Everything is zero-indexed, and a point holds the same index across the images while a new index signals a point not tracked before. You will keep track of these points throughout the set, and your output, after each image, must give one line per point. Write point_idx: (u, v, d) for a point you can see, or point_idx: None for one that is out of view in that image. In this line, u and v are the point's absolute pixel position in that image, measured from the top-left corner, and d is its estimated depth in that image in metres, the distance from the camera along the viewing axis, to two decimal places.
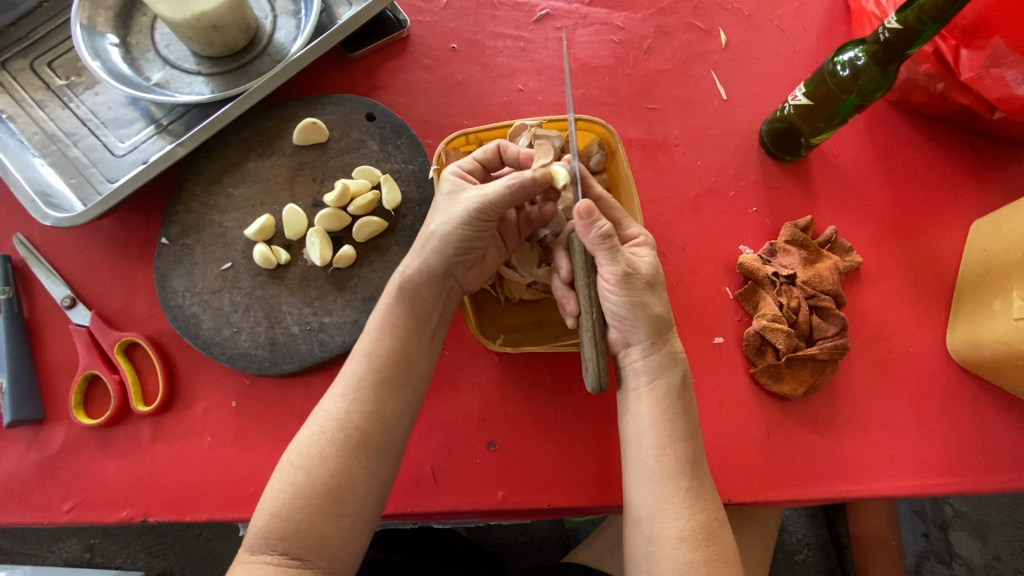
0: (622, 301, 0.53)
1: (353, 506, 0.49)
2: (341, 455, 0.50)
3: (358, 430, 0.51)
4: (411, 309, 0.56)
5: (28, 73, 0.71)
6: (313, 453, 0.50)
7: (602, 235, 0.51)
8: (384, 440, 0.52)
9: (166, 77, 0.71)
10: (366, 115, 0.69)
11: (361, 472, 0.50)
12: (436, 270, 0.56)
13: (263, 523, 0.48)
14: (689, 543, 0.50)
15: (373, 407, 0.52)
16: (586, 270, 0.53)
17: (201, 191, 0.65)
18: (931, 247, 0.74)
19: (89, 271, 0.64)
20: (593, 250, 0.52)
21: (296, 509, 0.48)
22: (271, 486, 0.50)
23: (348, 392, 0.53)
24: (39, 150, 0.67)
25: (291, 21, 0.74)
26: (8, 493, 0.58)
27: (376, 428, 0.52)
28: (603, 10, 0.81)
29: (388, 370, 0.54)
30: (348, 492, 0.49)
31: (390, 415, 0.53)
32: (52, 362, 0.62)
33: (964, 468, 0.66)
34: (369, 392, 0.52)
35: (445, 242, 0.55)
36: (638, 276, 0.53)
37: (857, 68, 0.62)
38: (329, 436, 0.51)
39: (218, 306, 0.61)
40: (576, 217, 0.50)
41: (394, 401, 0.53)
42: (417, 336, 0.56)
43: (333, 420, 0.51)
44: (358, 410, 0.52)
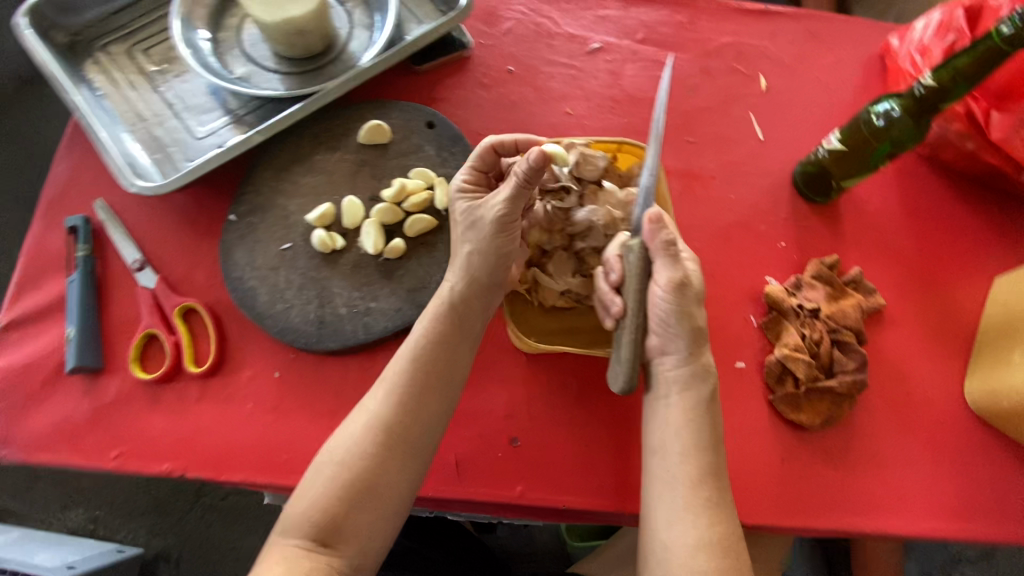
0: (670, 307, 0.56)
1: (386, 501, 0.54)
2: (380, 452, 0.54)
3: (398, 431, 0.55)
4: (450, 321, 0.60)
5: (126, 58, 0.79)
6: (351, 449, 0.54)
7: (666, 242, 0.56)
8: (419, 441, 0.56)
9: (247, 73, 0.78)
10: (426, 123, 0.74)
11: (395, 470, 0.54)
12: (472, 281, 0.61)
13: (302, 511, 0.52)
14: (705, 552, 0.51)
15: (413, 409, 0.56)
16: (639, 277, 0.55)
17: (270, 176, 0.71)
18: (953, 298, 0.76)
19: (157, 238, 0.69)
20: (654, 255, 0.57)
21: (334, 501, 0.52)
22: (308, 478, 0.54)
23: (391, 394, 0.57)
24: (127, 127, 0.74)
25: (365, 33, 0.80)
26: (61, 436, 0.62)
27: (413, 429, 0.56)
28: (651, 48, 0.86)
29: (428, 376, 0.58)
30: (383, 487, 0.54)
31: (428, 419, 0.57)
32: (115, 318, 0.66)
33: (975, 516, 0.67)
34: (409, 395, 0.57)
35: (475, 255, 0.61)
36: (690, 287, 0.57)
37: (891, 119, 0.66)
38: (370, 434, 0.55)
39: (274, 282, 0.66)
40: (646, 222, 0.55)
41: (432, 406, 0.57)
42: (458, 349, 0.60)
43: (375, 419, 0.56)
44: (399, 412, 0.56)
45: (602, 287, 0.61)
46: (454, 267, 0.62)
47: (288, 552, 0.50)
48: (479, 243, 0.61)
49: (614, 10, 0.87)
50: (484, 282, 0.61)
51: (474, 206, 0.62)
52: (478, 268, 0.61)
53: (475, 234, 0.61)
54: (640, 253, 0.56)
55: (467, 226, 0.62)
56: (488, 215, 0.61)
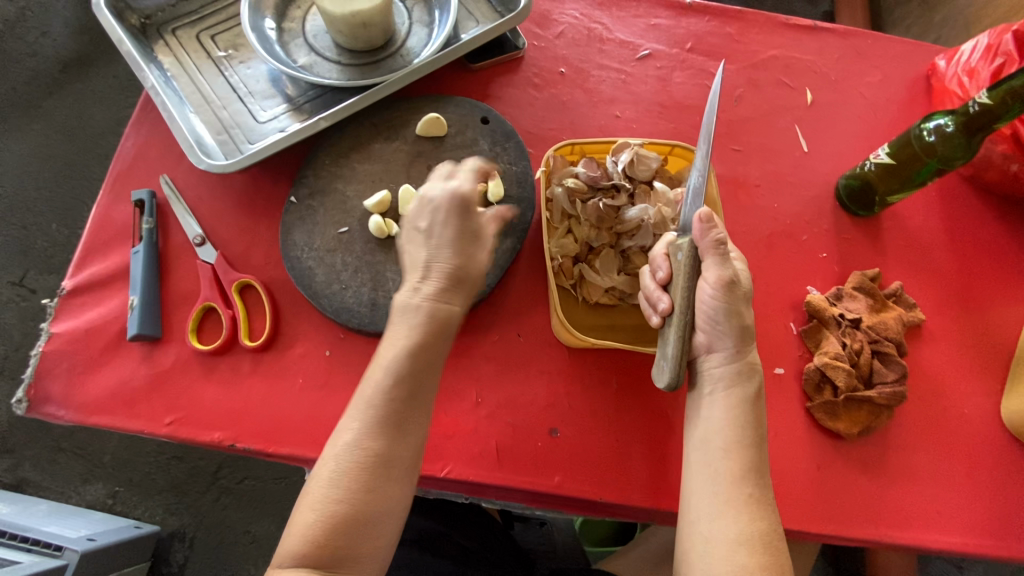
0: (719, 306, 0.57)
1: (380, 524, 0.54)
2: (365, 479, 0.54)
3: (383, 453, 0.55)
4: (428, 336, 0.57)
5: (194, 42, 0.82)
6: (338, 479, 0.53)
7: (715, 241, 0.57)
8: (401, 459, 0.55)
9: (310, 62, 0.81)
10: (481, 118, 0.76)
11: (385, 493, 0.54)
12: (446, 290, 0.57)
13: (296, 549, 0.52)
14: (747, 547, 0.52)
15: (395, 431, 0.56)
16: (688, 274, 0.57)
17: (330, 162, 0.73)
18: (992, 318, 0.77)
19: (217, 216, 0.72)
20: (702, 253, 0.58)
21: (326, 536, 0.52)
22: (300, 512, 0.53)
23: (370, 420, 0.55)
24: (194, 108, 0.77)
25: (424, 29, 0.83)
26: (118, 400, 0.64)
27: (395, 450, 0.55)
28: (700, 57, 0.88)
29: (405, 394, 0.56)
30: (375, 513, 0.54)
31: (408, 435, 0.56)
32: (174, 290, 0.69)
33: (1008, 535, 0.67)
34: (386, 418, 0.55)
35: (445, 253, 0.57)
36: (739, 286, 0.57)
37: (943, 135, 0.67)
38: (353, 463, 0.54)
39: (331, 263, 0.68)
40: (696, 221, 0.56)
41: (411, 428, 0.57)
42: (432, 362, 0.58)
43: (357, 447, 0.54)
44: (383, 436, 0.55)
45: (647, 282, 0.62)
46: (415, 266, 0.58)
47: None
48: (436, 242, 0.57)
49: (665, 19, 0.89)
50: (460, 290, 0.58)
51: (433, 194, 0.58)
52: (454, 275, 0.57)
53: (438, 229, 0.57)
54: (689, 252, 0.57)
55: (426, 218, 0.58)
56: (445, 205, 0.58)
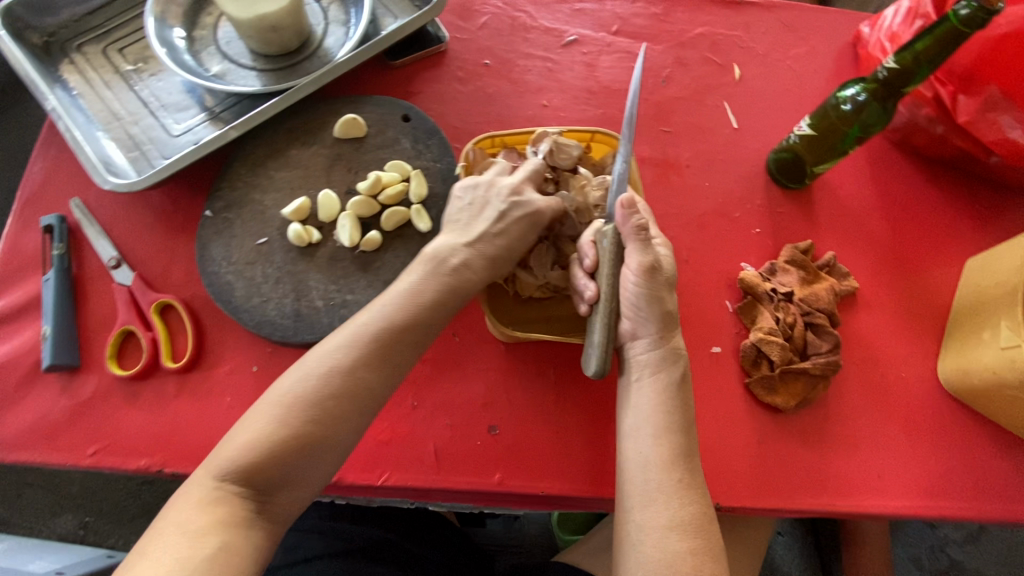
0: (640, 292, 0.57)
1: (326, 455, 0.51)
2: (331, 406, 0.51)
3: (356, 387, 0.53)
4: (435, 282, 0.58)
5: (101, 58, 0.79)
6: (302, 399, 0.51)
7: (637, 226, 0.57)
8: (372, 400, 0.54)
9: (223, 70, 0.78)
10: (401, 116, 0.75)
11: (343, 424, 0.52)
12: (481, 263, 0.60)
13: (236, 453, 0.49)
14: (677, 532, 0.52)
15: (375, 369, 0.54)
16: (613, 261, 0.56)
17: (246, 172, 0.71)
18: (926, 280, 0.77)
19: (133, 236, 0.70)
20: (626, 239, 0.57)
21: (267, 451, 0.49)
22: (248, 418, 0.51)
23: (354, 349, 0.53)
24: (103, 126, 0.74)
25: (341, 29, 0.80)
26: (38, 434, 0.62)
27: (371, 390, 0.54)
28: (627, 39, 0.87)
29: (396, 337, 0.55)
30: (327, 441, 0.51)
31: (386, 379, 0.55)
32: (92, 316, 0.66)
33: (951, 495, 0.68)
34: (369, 353, 0.54)
35: (500, 239, 0.62)
36: (661, 272, 0.58)
37: (858, 103, 0.67)
38: (324, 384, 0.52)
39: (251, 276, 0.66)
40: (619, 206, 0.57)
41: (391, 369, 0.55)
42: (433, 313, 0.58)
43: (334, 372, 0.52)
44: (360, 369, 0.53)
45: (576, 272, 0.61)
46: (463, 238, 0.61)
47: (217, 489, 0.48)
48: (507, 227, 0.62)
49: (590, 3, 0.88)
50: (488, 266, 0.61)
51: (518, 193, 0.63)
52: (491, 251, 0.61)
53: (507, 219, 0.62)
54: (614, 238, 0.56)
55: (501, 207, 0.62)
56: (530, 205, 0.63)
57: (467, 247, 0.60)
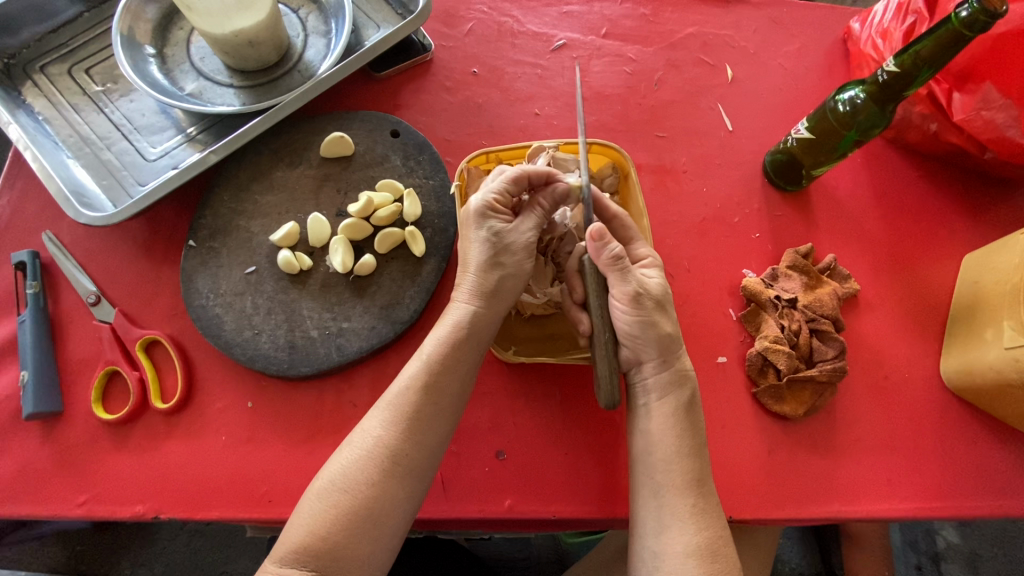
0: (633, 319, 0.56)
1: (389, 529, 0.51)
2: (383, 477, 0.51)
3: (404, 456, 0.52)
4: (464, 342, 0.57)
5: (66, 78, 0.75)
6: (354, 476, 0.51)
7: (612, 256, 0.55)
8: (423, 465, 0.53)
9: (199, 88, 0.74)
10: (390, 132, 0.72)
11: (399, 495, 0.51)
12: (497, 306, 0.58)
13: (299, 542, 0.48)
14: (694, 558, 0.51)
15: (420, 433, 0.53)
16: (598, 289, 0.57)
17: (229, 198, 0.68)
18: (926, 278, 0.77)
19: (114, 270, 0.67)
20: (604, 271, 0.56)
21: (332, 537, 0.48)
22: (307, 504, 0.51)
23: (396, 417, 0.53)
24: (72, 152, 0.70)
25: (321, 40, 0.77)
26: (23, 484, 0.59)
27: (418, 453, 0.53)
28: (616, 42, 0.85)
29: (435, 400, 0.55)
30: (386, 514, 0.51)
31: (434, 442, 0.54)
32: (72, 357, 0.63)
33: (958, 493, 0.68)
34: (415, 419, 0.53)
35: (505, 280, 0.59)
36: (647, 296, 0.56)
37: (857, 105, 0.66)
38: (374, 459, 0.52)
39: (240, 308, 0.64)
40: (588, 238, 0.55)
41: (437, 431, 0.54)
42: (467, 369, 0.57)
43: (380, 443, 0.52)
44: (406, 437, 0.53)
45: (570, 306, 0.64)
46: (468, 288, 0.58)
47: None
48: (510, 266, 0.59)
49: (577, 6, 0.86)
50: (504, 308, 0.59)
51: (503, 230, 0.59)
52: (503, 296, 0.59)
53: (505, 258, 0.59)
54: (591, 271, 0.57)
55: (488, 248, 0.58)
56: (518, 241, 0.60)
57: (485, 295, 0.58)
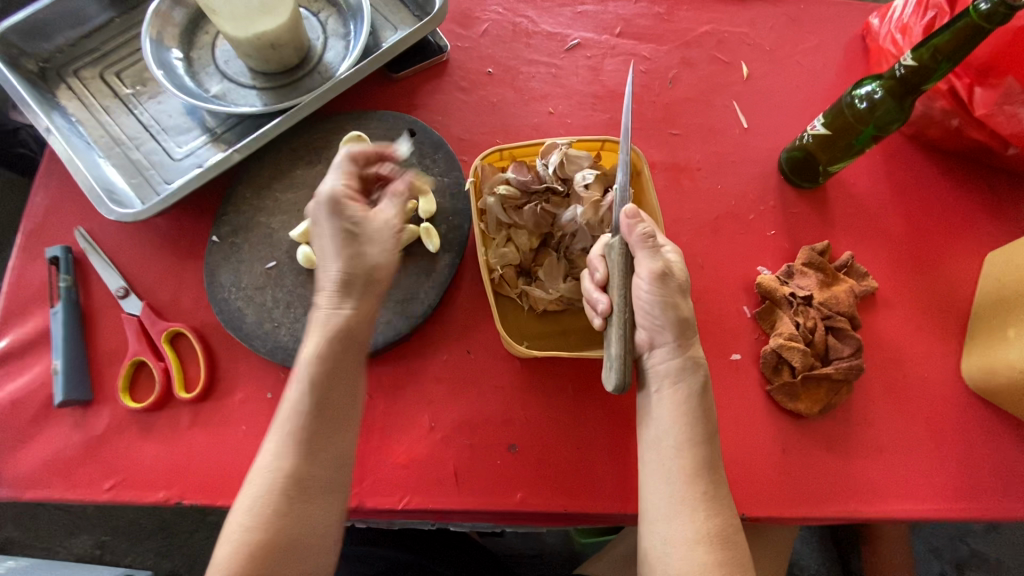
0: (655, 298, 0.56)
1: (307, 555, 0.50)
2: (284, 503, 0.51)
3: (306, 478, 0.52)
4: (341, 347, 0.55)
5: (98, 81, 0.78)
6: (268, 505, 0.50)
7: (644, 234, 0.57)
8: (328, 484, 0.53)
9: (223, 90, 0.77)
10: (406, 131, 0.74)
11: (313, 518, 0.51)
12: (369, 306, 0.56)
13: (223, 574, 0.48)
14: (704, 544, 0.52)
15: (312, 452, 0.53)
16: (623, 271, 0.58)
17: (251, 195, 0.71)
18: (947, 277, 0.75)
19: (141, 265, 0.69)
20: (633, 249, 0.58)
21: (247, 566, 0.48)
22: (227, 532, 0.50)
23: (287, 439, 0.52)
24: (104, 152, 0.73)
25: (340, 42, 0.79)
26: (53, 469, 0.62)
27: (318, 472, 0.52)
28: (631, 41, 0.85)
29: (307, 414, 0.53)
30: (306, 540, 0.51)
31: (327, 456, 0.53)
32: (102, 348, 0.66)
33: (981, 495, 0.66)
34: (295, 438, 0.52)
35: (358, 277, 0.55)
36: (672, 277, 0.57)
37: (874, 101, 0.65)
38: (285, 486, 0.51)
39: (261, 301, 0.66)
40: (622, 216, 0.58)
41: (331, 447, 0.53)
42: (346, 375, 0.55)
43: (290, 469, 0.51)
44: (307, 459, 0.52)
45: (587, 285, 0.62)
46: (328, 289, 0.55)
47: None
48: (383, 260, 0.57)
49: (591, 6, 0.87)
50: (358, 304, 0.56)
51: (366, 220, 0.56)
52: (366, 295, 0.56)
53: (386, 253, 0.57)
54: (621, 249, 0.58)
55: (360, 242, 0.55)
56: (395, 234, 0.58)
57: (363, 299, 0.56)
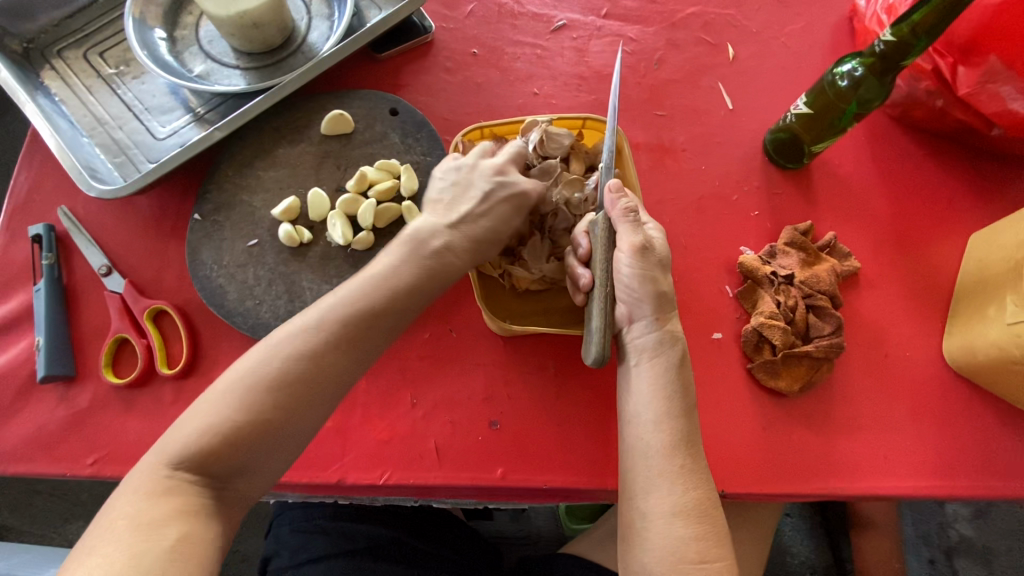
0: (635, 272, 0.57)
1: (277, 444, 0.48)
2: (280, 389, 0.48)
3: (314, 377, 0.49)
4: (416, 273, 0.55)
5: (81, 62, 0.77)
6: (262, 382, 0.48)
7: (626, 209, 0.58)
8: (329, 391, 0.50)
9: (207, 70, 0.77)
10: (390, 110, 0.74)
11: (297, 414, 0.49)
12: (464, 252, 0.58)
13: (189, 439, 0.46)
14: (682, 518, 0.52)
15: (334, 360, 0.50)
16: (607, 244, 0.58)
17: (233, 173, 0.71)
18: (930, 257, 0.75)
19: (125, 243, 0.69)
20: (615, 224, 0.58)
21: (218, 435, 0.46)
22: (207, 399, 0.48)
23: (317, 335, 0.50)
24: (87, 132, 0.73)
25: (325, 22, 0.79)
26: (37, 444, 0.62)
27: (326, 378, 0.50)
28: (617, 22, 0.85)
29: (354, 327, 0.51)
30: (282, 428, 0.48)
31: (345, 370, 0.51)
32: (85, 326, 0.66)
33: (959, 473, 0.67)
34: (330, 344, 0.50)
35: (481, 225, 0.59)
36: (652, 251, 0.58)
37: (856, 78, 0.66)
38: (286, 372, 0.48)
39: (242, 279, 0.66)
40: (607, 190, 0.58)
41: (348, 362, 0.51)
42: (402, 304, 0.54)
43: (300, 357, 0.49)
44: (324, 361, 0.50)
45: (571, 261, 0.63)
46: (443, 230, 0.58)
47: (168, 482, 0.45)
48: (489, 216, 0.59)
49: None
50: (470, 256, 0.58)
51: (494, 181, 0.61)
52: (474, 242, 0.58)
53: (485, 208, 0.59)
54: (605, 224, 0.59)
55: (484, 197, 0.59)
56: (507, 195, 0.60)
57: (467, 232, 0.58)
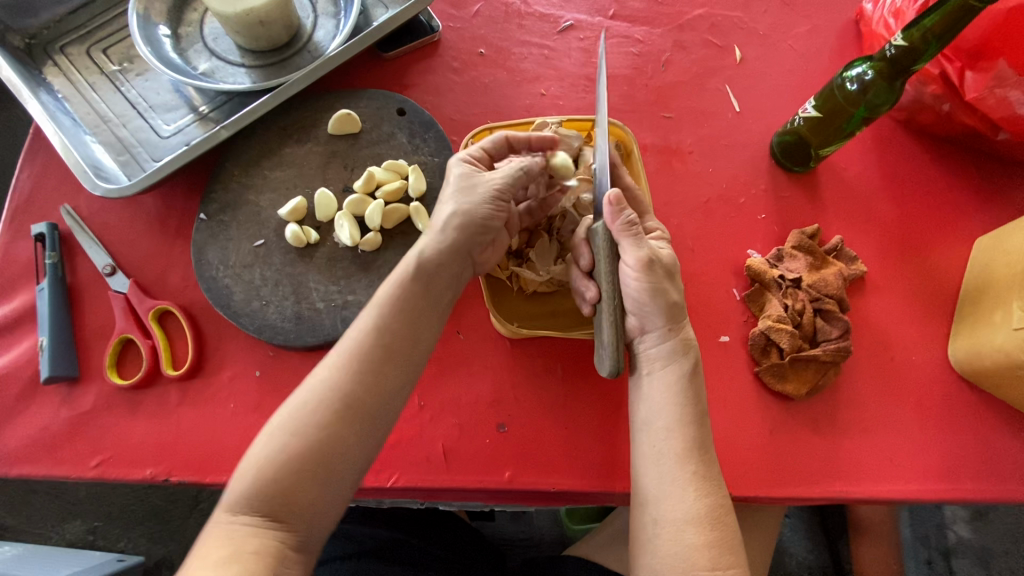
0: (643, 285, 0.56)
1: (337, 472, 0.49)
2: (331, 419, 0.50)
3: (358, 402, 0.51)
4: (417, 286, 0.56)
5: (84, 58, 0.77)
6: (307, 418, 0.49)
7: (628, 222, 0.56)
8: (380, 412, 0.52)
9: (211, 68, 0.76)
10: (397, 110, 0.73)
11: (350, 440, 0.50)
12: (450, 249, 0.57)
13: (245, 489, 0.47)
14: (694, 525, 0.52)
15: (373, 382, 0.52)
16: (609, 258, 0.56)
17: (239, 172, 0.70)
18: (935, 261, 0.76)
19: (128, 243, 0.69)
20: (618, 238, 0.56)
21: (276, 476, 0.47)
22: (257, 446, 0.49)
23: (348, 362, 0.52)
24: (90, 129, 0.72)
25: (331, 21, 0.78)
26: (40, 445, 0.62)
27: (370, 400, 0.51)
28: (624, 23, 0.85)
29: (387, 346, 0.53)
30: (338, 457, 0.49)
31: (389, 387, 0.53)
32: (89, 326, 0.66)
33: (964, 476, 0.67)
34: (367, 364, 0.52)
35: (458, 220, 0.57)
36: (659, 263, 0.57)
37: (865, 82, 0.66)
38: (326, 403, 0.50)
39: (249, 280, 0.65)
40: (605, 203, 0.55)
41: (390, 379, 0.53)
42: (425, 316, 0.56)
43: (334, 387, 0.51)
44: (361, 385, 0.52)
45: (575, 273, 0.63)
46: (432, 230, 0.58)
47: (235, 532, 0.46)
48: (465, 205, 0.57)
49: None
50: (461, 250, 0.58)
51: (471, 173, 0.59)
52: (457, 237, 0.57)
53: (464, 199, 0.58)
54: (605, 237, 0.56)
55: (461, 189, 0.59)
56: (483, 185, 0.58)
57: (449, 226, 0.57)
